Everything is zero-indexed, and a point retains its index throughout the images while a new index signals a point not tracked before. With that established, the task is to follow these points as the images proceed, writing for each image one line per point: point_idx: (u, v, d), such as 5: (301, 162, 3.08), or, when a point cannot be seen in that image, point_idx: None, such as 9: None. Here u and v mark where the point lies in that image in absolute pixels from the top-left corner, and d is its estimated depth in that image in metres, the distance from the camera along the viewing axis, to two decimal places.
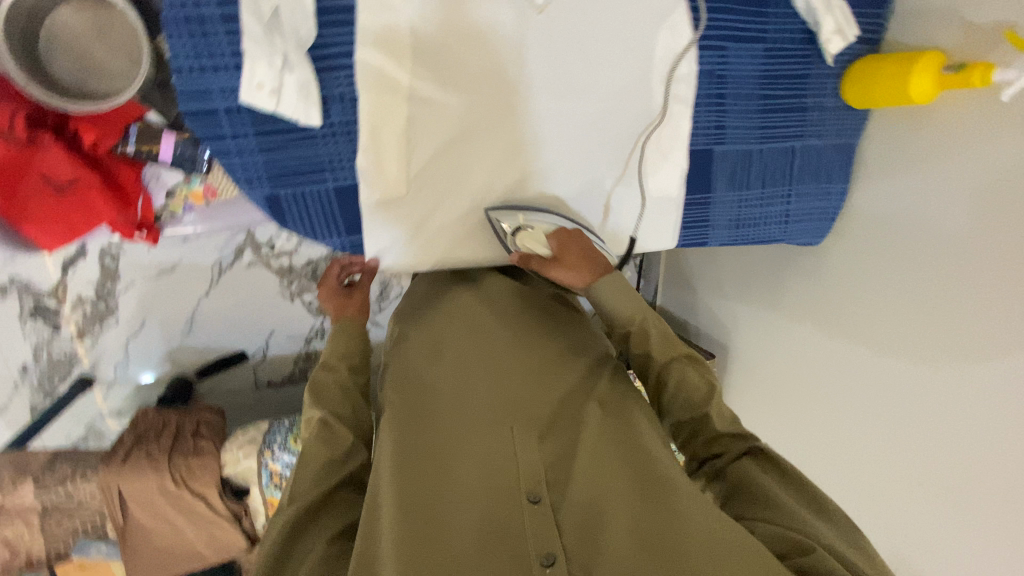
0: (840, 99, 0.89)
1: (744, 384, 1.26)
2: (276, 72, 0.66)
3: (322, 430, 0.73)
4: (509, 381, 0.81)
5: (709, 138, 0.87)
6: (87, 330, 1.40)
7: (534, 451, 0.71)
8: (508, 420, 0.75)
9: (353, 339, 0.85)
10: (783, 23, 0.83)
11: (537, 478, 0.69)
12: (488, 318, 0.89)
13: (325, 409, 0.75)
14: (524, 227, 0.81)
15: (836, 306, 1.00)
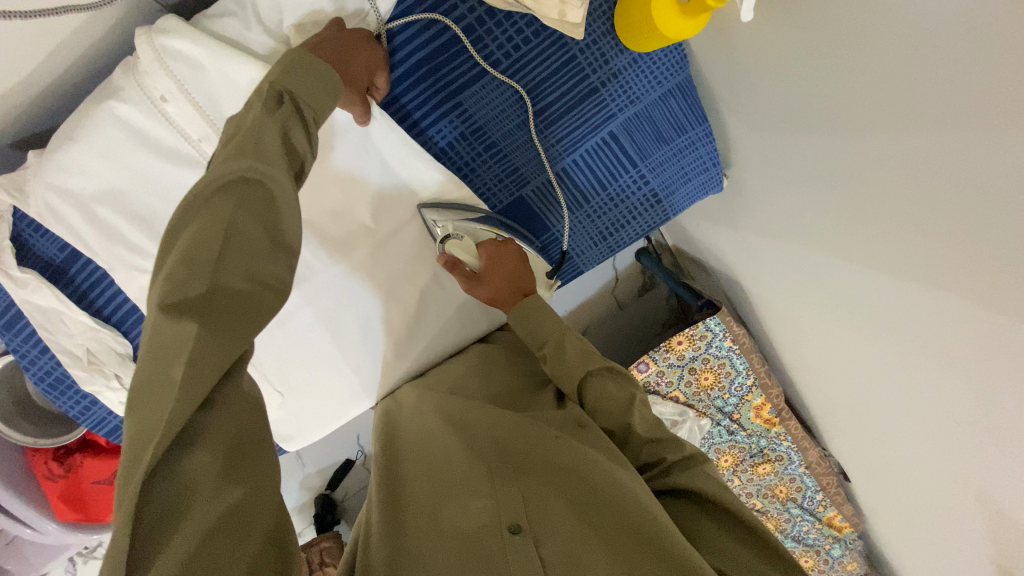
0: (629, 51, 0.71)
1: (794, 313, 1.07)
2: (122, 388, 0.79)
3: (214, 300, 0.42)
4: (476, 422, 0.76)
5: (509, 187, 0.77)
6: None
7: (512, 491, 0.64)
8: (485, 466, 0.68)
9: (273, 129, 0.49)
10: (503, 34, 0.69)
11: (517, 510, 0.62)
12: (451, 375, 0.86)
13: (196, 241, 0.43)
14: (452, 235, 0.72)
15: (832, 215, 0.80)
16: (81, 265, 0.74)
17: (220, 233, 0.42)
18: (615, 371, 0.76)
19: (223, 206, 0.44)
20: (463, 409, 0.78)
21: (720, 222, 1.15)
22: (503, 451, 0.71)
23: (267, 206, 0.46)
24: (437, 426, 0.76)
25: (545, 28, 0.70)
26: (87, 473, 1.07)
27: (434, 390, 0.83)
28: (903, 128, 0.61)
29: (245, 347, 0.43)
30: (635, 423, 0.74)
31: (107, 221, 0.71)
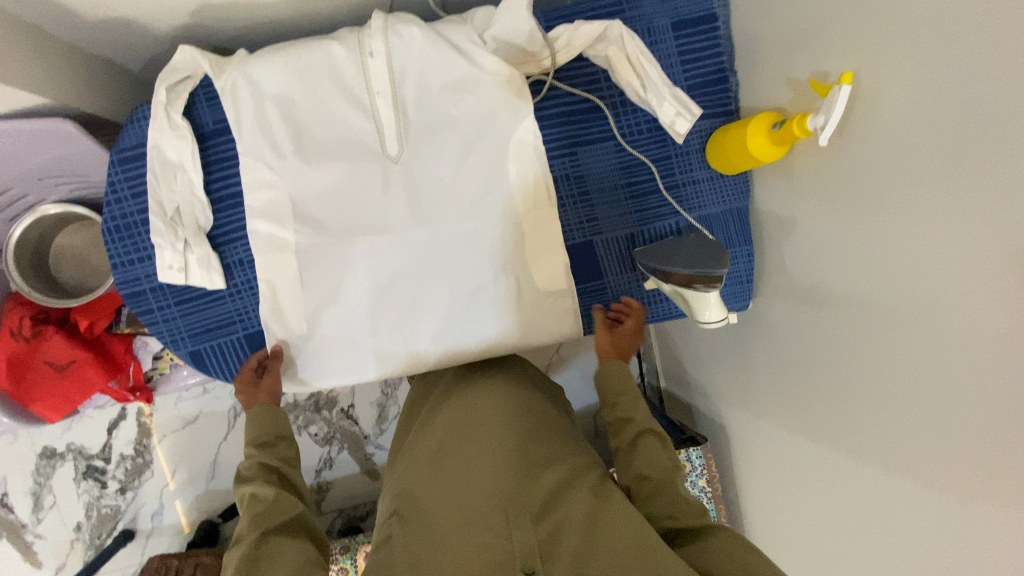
0: (710, 170, 0.91)
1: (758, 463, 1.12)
2: (180, 254, 0.82)
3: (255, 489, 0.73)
4: (492, 461, 0.81)
5: (584, 232, 0.91)
6: (131, 483, 1.60)
7: (530, 533, 0.70)
8: (503, 507, 0.73)
9: (261, 420, 0.82)
10: (627, 119, 0.89)
11: (532, 551, 0.68)
12: (475, 414, 0.91)
13: (252, 483, 0.74)
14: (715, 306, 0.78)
15: (796, 347, 0.90)
16: (221, 140, 0.85)
17: (245, 469, 0.76)
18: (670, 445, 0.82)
19: (262, 501, 0.70)
20: (485, 448, 0.84)
21: (711, 368, 1.26)
22: (524, 489, 0.76)
23: (265, 430, 0.81)
24: (459, 464, 0.82)
25: (657, 128, 0.90)
26: (45, 351, 1.01)
27: (462, 427, 0.89)
28: (838, 298, 0.77)
29: (271, 478, 0.75)
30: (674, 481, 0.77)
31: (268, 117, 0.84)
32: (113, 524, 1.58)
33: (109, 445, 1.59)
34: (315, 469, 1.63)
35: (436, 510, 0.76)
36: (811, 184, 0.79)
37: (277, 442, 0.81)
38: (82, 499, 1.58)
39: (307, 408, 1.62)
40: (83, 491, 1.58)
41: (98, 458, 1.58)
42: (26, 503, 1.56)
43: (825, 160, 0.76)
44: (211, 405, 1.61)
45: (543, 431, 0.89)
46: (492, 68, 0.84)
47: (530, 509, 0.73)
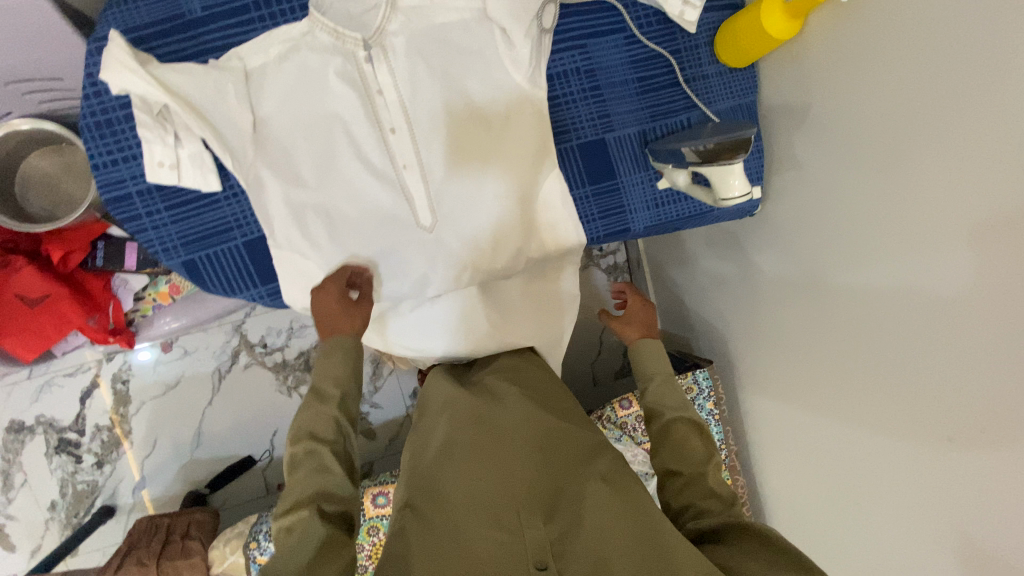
0: (719, 64, 0.90)
1: (769, 378, 1.12)
2: (171, 150, 0.76)
3: (311, 477, 0.68)
4: (499, 451, 0.71)
5: (597, 129, 0.89)
6: (108, 456, 1.49)
7: (540, 527, 0.60)
8: (511, 496, 0.64)
9: (340, 352, 0.78)
10: (635, 11, 0.87)
11: (544, 548, 0.59)
12: (480, 399, 0.81)
13: (306, 465, 0.69)
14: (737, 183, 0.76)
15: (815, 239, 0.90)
16: (210, 28, 0.78)
17: (302, 425, 0.73)
18: (703, 436, 0.85)
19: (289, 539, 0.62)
20: (488, 436, 0.74)
21: (715, 293, 1.26)
22: (532, 479, 0.66)
23: (335, 357, 0.78)
24: (456, 454, 0.72)
25: (665, 21, 0.88)
26: (17, 283, 0.94)
27: (465, 412, 0.79)
28: (870, 169, 0.77)
29: (314, 433, 0.72)
30: (708, 474, 0.78)
31: (262, 4, 0.78)
32: (90, 500, 1.48)
33: (83, 416, 1.48)
34: None
35: (434, 498, 0.66)
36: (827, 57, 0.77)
37: (329, 456, 0.71)
38: (55, 475, 1.47)
39: (296, 368, 1.55)
40: (56, 465, 1.47)
41: (71, 430, 1.47)
42: None
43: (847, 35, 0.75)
44: (193, 369, 1.51)
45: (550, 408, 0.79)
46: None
47: (540, 498, 0.64)
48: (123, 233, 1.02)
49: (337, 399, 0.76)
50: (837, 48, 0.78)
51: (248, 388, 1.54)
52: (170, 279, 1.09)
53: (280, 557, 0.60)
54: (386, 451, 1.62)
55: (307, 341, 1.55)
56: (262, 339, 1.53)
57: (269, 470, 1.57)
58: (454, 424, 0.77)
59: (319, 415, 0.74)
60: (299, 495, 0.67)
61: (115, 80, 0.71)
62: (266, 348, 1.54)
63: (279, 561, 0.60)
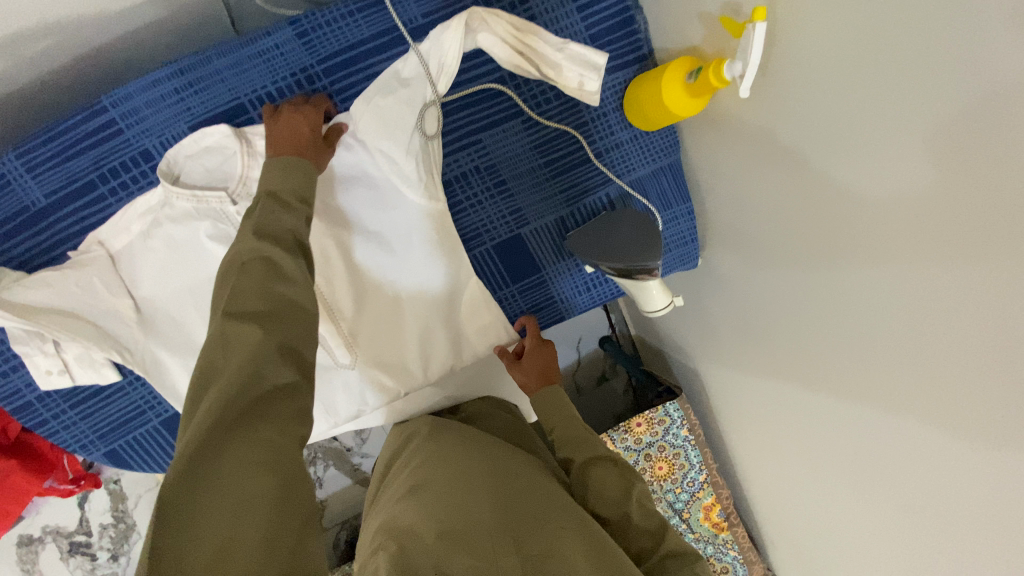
0: (632, 128, 0.81)
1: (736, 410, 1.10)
2: (54, 356, 0.71)
3: (236, 373, 0.45)
4: (477, 469, 0.70)
5: (510, 225, 0.82)
6: (121, 549, 1.55)
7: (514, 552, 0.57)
8: (489, 515, 0.61)
9: (273, 209, 0.57)
10: (529, 91, 0.78)
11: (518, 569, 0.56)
12: (459, 430, 0.82)
13: (273, 368, 0.47)
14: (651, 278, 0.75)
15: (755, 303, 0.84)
16: (59, 216, 0.71)
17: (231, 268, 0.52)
18: (621, 468, 0.73)
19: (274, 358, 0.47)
20: (469, 458, 0.73)
21: (676, 320, 1.22)
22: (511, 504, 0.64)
23: (263, 271, 0.52)
24: (440, 471, 0.71)
25: (564, 95, 0.79)
26: None
27: (443, 440, 0.79)
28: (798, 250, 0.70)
29: (273, 288, 0.51)
30: (634, 514, 0.69)
31: (109, 177, 0.71)
32: None
33: (87, 518, 1.52)
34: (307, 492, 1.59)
35: (412, 517, 0.62)
36: (742, 129, 0.69)
37: (285, 290, 0.52)
38: (76, 575, 1.54)
39: None
40: (75, 566, 1.54)
41: (79, 533, 1.52)
42: None
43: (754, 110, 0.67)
44: None
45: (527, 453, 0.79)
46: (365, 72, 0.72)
47: (515, 521, 0.61)
48: None
49: (308, 217, 0.60)
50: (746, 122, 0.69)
51: None
52: None
53: (220, 469, 0.41)
54: None
55: None
56: None
57: None
58: (442, 446, 0.77)
59: (274, 221, 0.57)
60: (249, 308, 0.50)
61: None
62: None
63: (198, 459, 0.40)
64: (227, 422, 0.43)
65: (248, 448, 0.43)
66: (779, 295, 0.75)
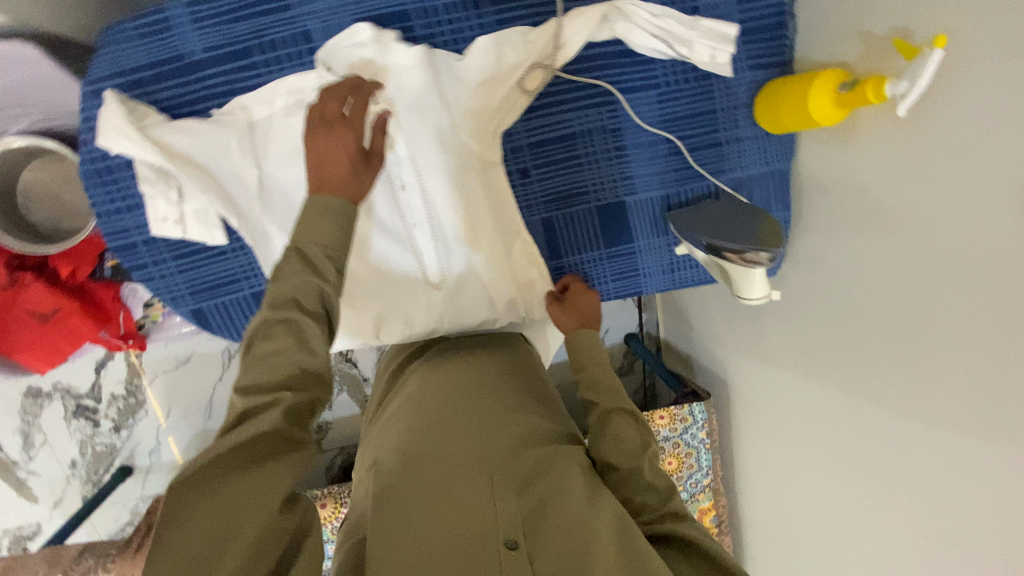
0: (755, 128, 0.85)
1: (758, 423, 1.15)
2: (175, 205, 0.74)
3: (236, 444, 0.47)
4: (473, 424, 0.70)
5: (618, 191, 0.85)
6: (124, 422, 1.58)
7: (512, 501, 0.59)
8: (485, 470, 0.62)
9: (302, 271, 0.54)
10: (672, 68, 0.81)
11: (515, 523, 0.58)
12: (461, 371, 0.81)
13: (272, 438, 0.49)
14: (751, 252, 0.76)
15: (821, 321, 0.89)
16: (209, 73, 0.72)
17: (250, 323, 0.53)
18: (640, 422, 0.72)
19: (273, 438, 0.48)
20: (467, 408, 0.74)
21: (718, 327, 1.26)
22: (507, 449, 0.66)
23: (291, 341, 0.52)
24: (435, 420, 0.71)
25: (703, 79, 0.82)
26: (26, 299, 0.94)
27: (444, 383, 0.79)
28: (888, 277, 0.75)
29: (291, 366, 0.51)
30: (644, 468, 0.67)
31: (267, 47, 0.73)
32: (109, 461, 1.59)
33: (99, 385, 1.54)
34: (314, 410, 1.63)
35: (410, 465, 0.64)
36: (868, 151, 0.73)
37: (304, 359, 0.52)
38: (76, 436, 1.57)
39: None
40: (76, 428, 1.56)
41: (88, 397, 1.55)
42: (15, 440, 1.54)
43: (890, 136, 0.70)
44: (203, 347, 1.55)
45: (521, 389, 0.81)
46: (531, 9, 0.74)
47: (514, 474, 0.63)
48: None
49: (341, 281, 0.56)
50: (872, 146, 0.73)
51: None
52: None
53: (199, 511, 0.44)
54: None
55: None
56: None
57: None
58: (439, 392, 0.77)
59: (299, 287, 0.54)
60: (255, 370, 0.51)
61: (116, 138, 0.68)
62: None
63: (179, 510, 0.44)
64: (215, 463, 0.46)
65: (237, 490, 0.45)
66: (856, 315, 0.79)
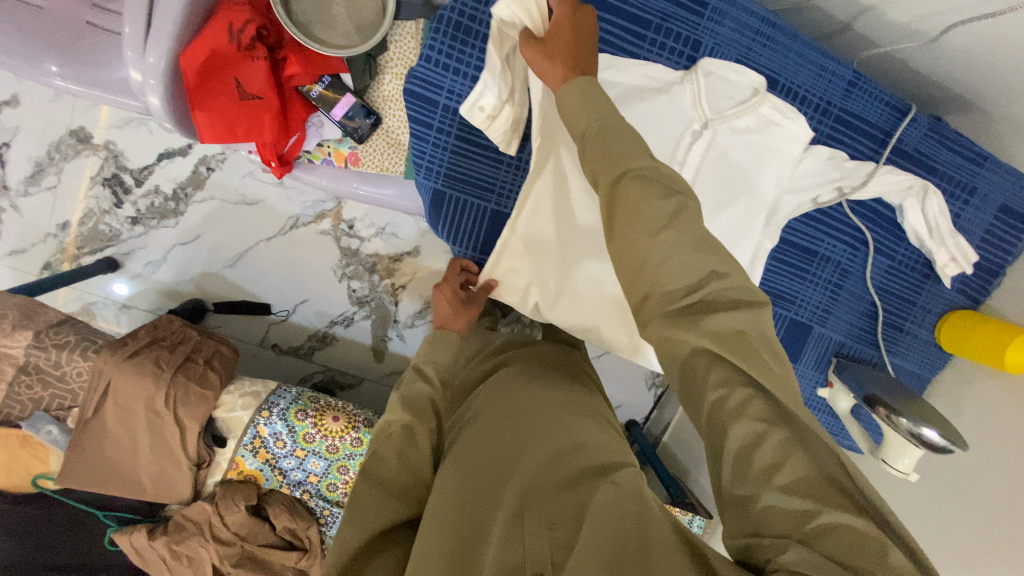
0: (930, 335, 0.97)
1: None
2: (506, 97, 0.73)
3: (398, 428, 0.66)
4: (506, 444, 0.66)
5: (813, 317, 0.93)
6: (146, 219, 1.43)
7: (541, 536, 0.54)
8: (513, 500, 0.58)
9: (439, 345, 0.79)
10: (910, 253, 0.92)
11: (544, 558, 0.52)
12: (509, 387, 0.76)
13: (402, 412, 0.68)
14: (897, 424, 0.81)
15: None
16: (603, 16, 0.76)
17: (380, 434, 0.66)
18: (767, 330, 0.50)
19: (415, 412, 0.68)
20: (506, 424, 0.69)
21: None
22: (536, 475, 0.60)
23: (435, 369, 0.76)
24: (476, 438, 0.68)
25: (923, 276, 0.93)
26: (244, 69, 0.87)
27: (493, 399, 0.75)
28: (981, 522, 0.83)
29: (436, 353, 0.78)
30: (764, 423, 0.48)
31: (659, 32, 0.77)
32: (104, 245, 1.42)
33: (150, 171, 1.41)
34: (331, 321, 1.53)
35: (452, 483, 0.62)
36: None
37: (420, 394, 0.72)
38: (89, 202, 1.40)
39: (362, 264, 1.51)
40: (96, 195, 1.40)
41: (131, 175, 1.40)
42: (26, 168, 1.39)
43: None
44: (276, 202, 1.45)
45: (581, 407, 0.73)
46: (853, 144, 0.85)
47: (545, 506, 0.57)
48: (351, 84, 0.97)
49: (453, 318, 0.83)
50: None
51: (309, 250, 1.49)
52: (355, 147, 1.04)
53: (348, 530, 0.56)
54: (381, 377, 1.60)
55: (387, 249, 1.50)
56: (352, 221, 1.48)
57: (275, 328, 1.54)
58: (481, 409, 0.74)
59: (416, 397, 0.71)
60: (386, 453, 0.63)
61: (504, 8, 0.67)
62: (349, 230, 1.49)
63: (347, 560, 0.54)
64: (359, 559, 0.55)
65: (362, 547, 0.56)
66: (926, 526, 0.89)
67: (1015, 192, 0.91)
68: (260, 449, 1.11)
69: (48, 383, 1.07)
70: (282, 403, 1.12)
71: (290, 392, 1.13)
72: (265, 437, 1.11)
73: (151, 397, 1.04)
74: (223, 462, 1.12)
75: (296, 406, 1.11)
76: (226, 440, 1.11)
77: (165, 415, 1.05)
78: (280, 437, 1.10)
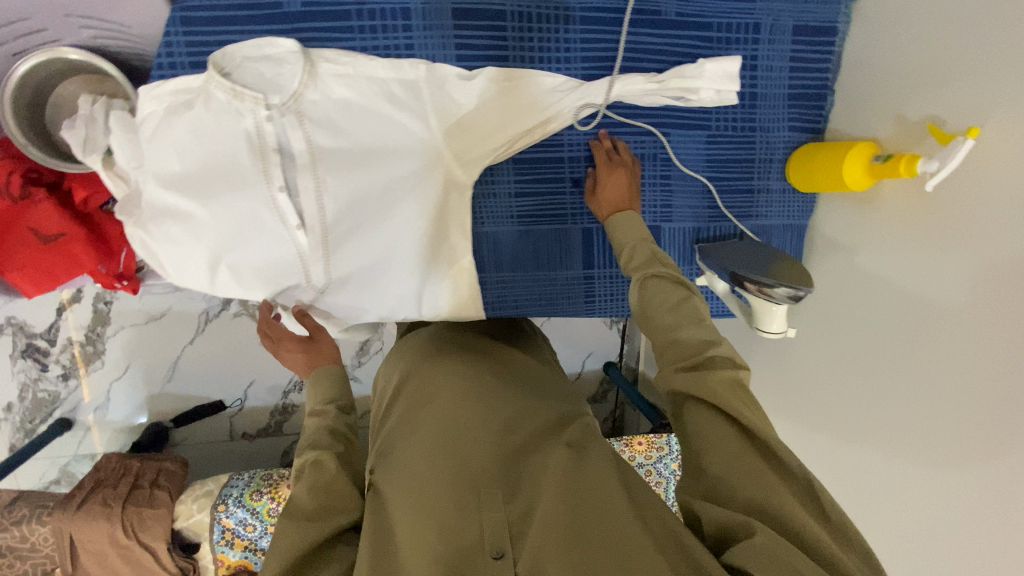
0: (784, 182, 0.93)
1: None
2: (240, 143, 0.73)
3: (316, 471, 0.67)
4: (451, 431, 0.70)
5: (656, 216, 0.90)
6: (74, 371, 1.47)
7: (499, 510, 0.61)
8: (468, 482, 0.64)
9: (330, 384, 0.79)
10: (725, 114, 0.88)
11: (502, 532, 0.60)
12: (439, 374, 0.80)
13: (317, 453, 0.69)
14: (768, 290, 0.78)
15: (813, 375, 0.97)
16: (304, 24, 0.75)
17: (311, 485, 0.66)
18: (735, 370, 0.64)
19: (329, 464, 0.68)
20: (451, 412, 0.73)
21: None
22: (492, 456, 0.67)
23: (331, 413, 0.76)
24: (416, 432, 0.72)
25: (748, 130, 0.90)
26: (32, 215, 0.89)
27: (429, 387, 0.79)
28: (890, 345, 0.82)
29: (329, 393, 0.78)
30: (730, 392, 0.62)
31: (364, 15, 0.75)
32: (50, 409, 1.48)
33: (57, 327, 1.45)
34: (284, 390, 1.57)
35: (405, 478, 0.67)
36: (891, 215, 0.81)
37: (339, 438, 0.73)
38: (17, 378, 1.45)
39: None
40: (20, 369, 1.45)
41: (41, 339, 1.44)
42: None
43: (910, 209, 0.78)
44: (180, 305, 1.48)
45: (534, 384, 0.81)
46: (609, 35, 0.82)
47: (498, 481, 0.64)
48: None
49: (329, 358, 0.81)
50: (891, 222, 0.81)
51: (232, 336, 1.52)
52: None
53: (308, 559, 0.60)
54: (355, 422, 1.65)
55: None
56: None
57: (237, 418, 1.59)
58: (420, 401, 0.77)
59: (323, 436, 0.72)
60: (309, 500, 0.65)
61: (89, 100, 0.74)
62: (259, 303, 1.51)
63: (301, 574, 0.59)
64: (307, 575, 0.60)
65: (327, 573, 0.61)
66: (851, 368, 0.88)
67: (805, 9, 0.86)
68: (234, 539, 1.14)
69: (24, 559, 1.12)
70: (237, 491, 1.15)
71: (240, 478, 1.16)
72: (234, 527, 1.14)
73: (113, 533, 1.09)
74: (208, 564, 1.16)
75: (249, 489, 1.14)
76: (200, 545, 1.15)
77: (133, 543, 1.09)
78: (243, 522, 1.12)
